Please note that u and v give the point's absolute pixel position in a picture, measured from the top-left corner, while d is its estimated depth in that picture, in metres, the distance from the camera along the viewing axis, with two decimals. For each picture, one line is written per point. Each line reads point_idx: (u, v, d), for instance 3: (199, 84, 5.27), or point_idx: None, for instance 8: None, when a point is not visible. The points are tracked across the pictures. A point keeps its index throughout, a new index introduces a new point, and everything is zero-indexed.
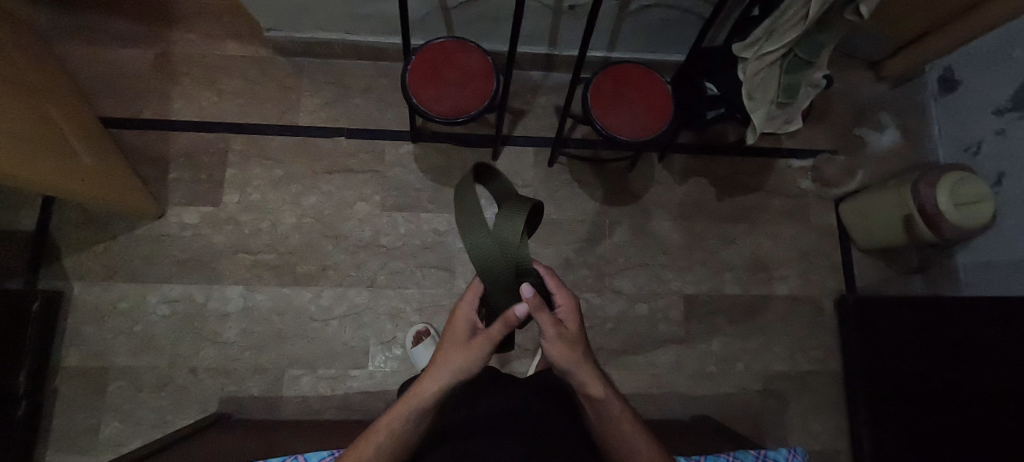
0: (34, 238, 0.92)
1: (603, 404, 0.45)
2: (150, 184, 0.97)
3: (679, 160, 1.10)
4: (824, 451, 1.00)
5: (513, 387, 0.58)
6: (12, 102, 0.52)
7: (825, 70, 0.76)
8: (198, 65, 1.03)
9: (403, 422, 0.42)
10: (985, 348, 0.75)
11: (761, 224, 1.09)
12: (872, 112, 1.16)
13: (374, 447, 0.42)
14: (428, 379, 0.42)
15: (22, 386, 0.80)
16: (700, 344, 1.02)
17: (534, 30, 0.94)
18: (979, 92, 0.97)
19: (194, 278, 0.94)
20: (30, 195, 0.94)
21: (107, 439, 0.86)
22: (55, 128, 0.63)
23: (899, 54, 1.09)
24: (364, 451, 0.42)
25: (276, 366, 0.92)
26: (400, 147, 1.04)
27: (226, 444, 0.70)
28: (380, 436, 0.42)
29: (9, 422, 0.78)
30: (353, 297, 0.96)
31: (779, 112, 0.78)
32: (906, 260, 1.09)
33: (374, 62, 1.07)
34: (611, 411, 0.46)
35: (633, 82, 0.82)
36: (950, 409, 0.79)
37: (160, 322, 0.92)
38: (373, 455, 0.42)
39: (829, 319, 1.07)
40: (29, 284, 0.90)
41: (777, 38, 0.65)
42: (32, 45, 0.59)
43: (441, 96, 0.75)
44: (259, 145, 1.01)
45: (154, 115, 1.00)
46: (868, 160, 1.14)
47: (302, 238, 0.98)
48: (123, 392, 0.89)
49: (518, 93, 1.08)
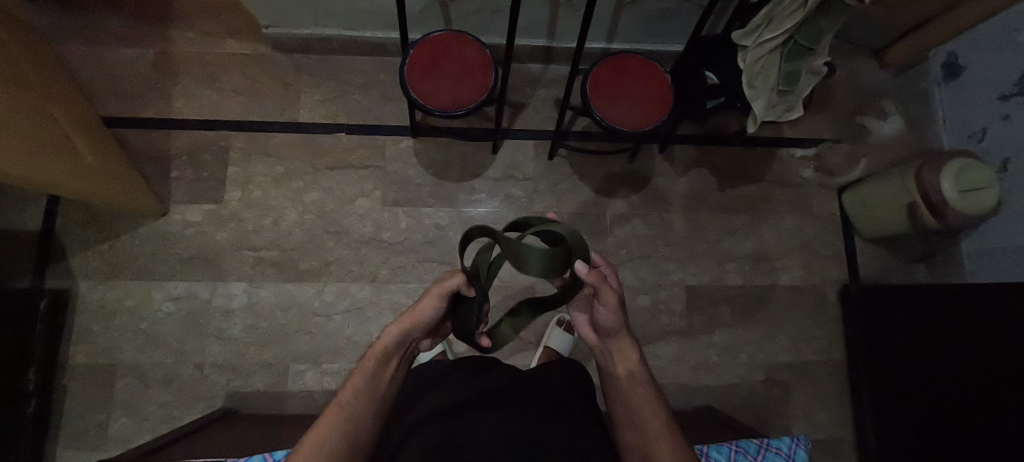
0: (40, 238, 0.93)
1: (631, 378, 0.48)
2: (153, 183, 0.98)
3: (680, 151, 1.09)
4: (827, 439, 1.00)
5: (511, 373, 0.55)
6: (30, 111, 0.56)
7: (826, 58, 0.75)
8: (198, 63, 1.03)
9: (376, 366, 0.43)
10: (987, 338, 0.74)
11: (763, 214, 1.09)
12: (874, 100, 1.14)
13: (351, 391, 0.41)
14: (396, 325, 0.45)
15: (30, 384, 0.81)
16: (703, 334, 1.02)
17: (532, 22, 0.93)
18: (983, 78, 0.96)
19: (198, 275, 0.95)
20: (34, 196, 0.94)
21: (115, 435, 0.88)
22: (58, 127, 0.64)
23: (902, 40, 1.07)
24: (345, 403, 0.40)
25: (281, 361, 0.93)
26: (400, 142, 1.04)
27: (233, 437, 0.71)
28: (354, 381, 0.41)
29: (18, 419, 0.79)
30: (356, 292, 0.97)
31: (780, 100, 0.77)
32: (910, 249, 1.08)
33: (372, 57, 1.06)
34: (635, 380, 0.48)
35: (632, 71, 0.82)
36: (953, 398, 0.79)
37: (166, 319, 0.93)
38: (355, 402, 0.40)
39: (832, 308, 1.07)
40: (36, 283, 0.91)
41: (778, 24, 0.64)
42: (33, 44, 0.59)
43: (440, 89, 0.75)
44: (260, 143, 1.01)
45: (155, 114, 1.00)
46: (871, 148, 1.13)
47: (303, 235, 0.98)
48: (131, 388, 0.90)
49: (517, 86, 1.08)
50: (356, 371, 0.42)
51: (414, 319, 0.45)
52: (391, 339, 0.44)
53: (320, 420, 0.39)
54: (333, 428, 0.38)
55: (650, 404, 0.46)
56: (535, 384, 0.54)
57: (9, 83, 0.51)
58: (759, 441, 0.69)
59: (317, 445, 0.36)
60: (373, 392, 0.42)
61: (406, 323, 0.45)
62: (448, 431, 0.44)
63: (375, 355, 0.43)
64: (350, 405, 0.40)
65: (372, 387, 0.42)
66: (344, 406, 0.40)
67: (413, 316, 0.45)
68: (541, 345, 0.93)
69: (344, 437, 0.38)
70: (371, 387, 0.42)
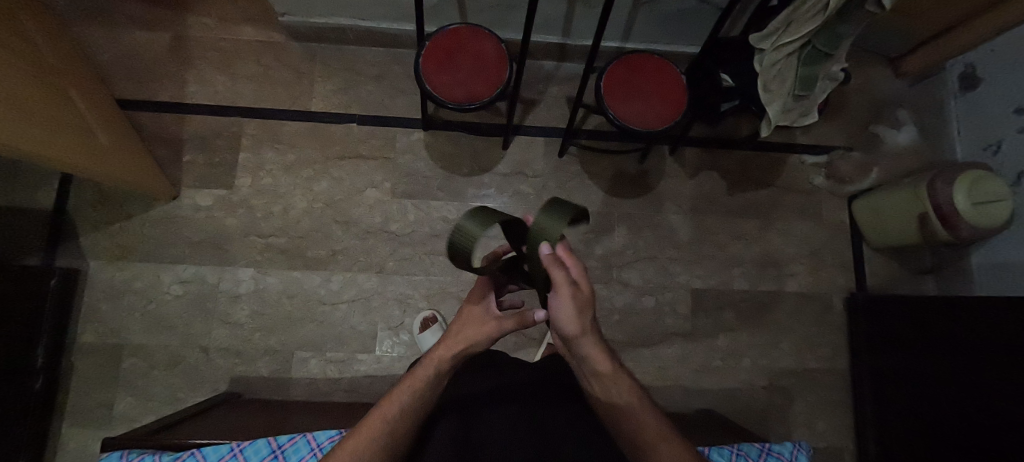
0: (51, 217, 0.94)
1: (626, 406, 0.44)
2: (165, 166, 0.98)
3: (691, 154, 1.09)
4: (827, 447, 1.00)
5: (520, 367, 0.56)
6: (46, 90, 0.56)
7: (844, 64, 0.74)
8: (213, 49, 1.04)
9: (427, 377, 0.44)
10: (990, 352, 0.74)
11: (772, 220, 1.08)
12: (889, 109, 1.14)
13: (402, 400, 0.43)
14: (446, 341, 0.47)
15: (39, 361, 0.82)
16: (706, 338, 1.02)
17: (548, 18, 0.93)
18: (999, 90, 0.95)
19: (207, 259, 0.96)
20: (47, 175, 0.95)
21: (121, 414, 0.89)
22: (73, 108, 0.64)
23: (919, 50, 1.07)
24: (390, 409, 0.42)
25: (286, 348, 0.93)
26: (411, 134, 1.04)
27: (235, 420, 0.72)
28: (405, 390, 0.43)
29: (27, 394, 0.80)
30: (362, 282, 0.97)
31: (795, 105, 0.77)
32: (919, 259, 1.07)
33: (386, 48, 1.06)
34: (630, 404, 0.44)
35: (647, 71, 0.81)
36: (952, 413, 0.79)
37: (173, 301, 0.94)
38: (403, 409, 0.42)
39: (838, 316, 1.07)
40: (48, 262, 0.92)
41: (796, 28, 0.64)
42: (52, 26, 0.60)
43: (455, 83, 0.75)
44: (272, 130, 1.01)
45: (170, 98, 1.01)
46: (883, 157, 1.12)
47: (312, 223, 0.99)
48: (137, 369, 0.91)
49: (530, 82, 1.08)
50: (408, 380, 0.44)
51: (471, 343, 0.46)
52: (444, 361, 0.45)
53: (365, 420, 0.41)
54: (377, 431, 0.40)
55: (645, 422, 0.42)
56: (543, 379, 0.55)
57: (25, 62, 0.51)
58: (761, 445, 0.68)
59: (364, 444, 0.39)
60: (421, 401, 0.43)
61: (453, 342, 0.46)
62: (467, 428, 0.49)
63: (426, 368, 0.45)
64: (399, 414, 0.42)
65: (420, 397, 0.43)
66: (393, 412, 0.42)
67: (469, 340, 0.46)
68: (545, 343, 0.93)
69: (387, 443, 0.40)
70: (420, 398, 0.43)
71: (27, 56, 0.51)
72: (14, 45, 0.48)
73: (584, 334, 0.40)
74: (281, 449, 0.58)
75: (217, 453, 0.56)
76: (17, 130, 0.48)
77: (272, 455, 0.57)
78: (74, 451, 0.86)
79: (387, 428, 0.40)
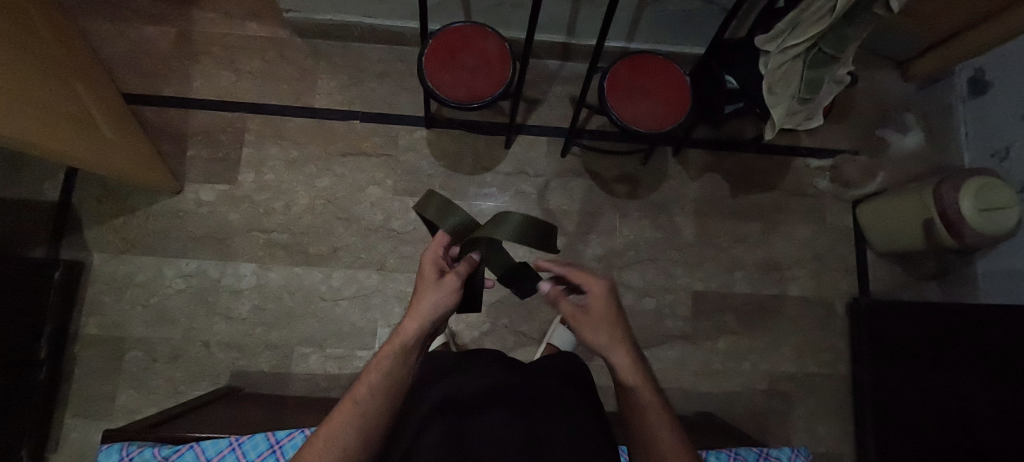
0: (56, 209, 0.94)
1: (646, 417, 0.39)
2: (169, 161, 0.99)
3: (694, 156, 1.09)
4: (826, 452, 0.99)
5: (513, 367, 0.57)
6: (50, 83, 0.56)
7: (850, 67, 0.74)
8: (218, 44, 1.04)
9: (396, 356, 0.38)
10: (991, 359, 0.73)
11: (775, 223, 1.08)
12: (895, 113, 1.13)
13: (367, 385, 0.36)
14: (413, 316, 0.40)
15: (42, 352, 0.83)
16: (707, 341, 1.02)
17: (552, 17, 0.93)
18: (1008, 96, 0.95)
19: (209, 254, 0.96)
20: (53, 167, 0.96)
21: (122, 406, 0.89)
22: (79, 103, 0.64)
23: (927, 54, 1.06)
24: (361, 399, 0.35)
25: (287, 343, 0.94)
26: (413, 132, 1.04)
27: (234, 414, 0.73)
28: (371, 374, 0.37)
29: (30, 385, 0.81)
30: (363, 279, 0.98)
31: (801, 107, 0.76)
32: (923, 265, 1.06)
33: (389, 45, 1.06)
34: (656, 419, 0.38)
35: (650, 71, 0.81)
36: (954, 423, 0.78)
37: (175, 295, 0.94)
38: (369, 399, 0.35)
39: (840, 321, 1.06)
40: (53, 254, 0.92)
41: (803, 30, 0.63)
42: (60, 22, 0.60)
43: (456, 81, 0.74)
44: (275, 126, 1.02)
45: (174, 92, 1.01)
46: (889, 162, 1.11)
47: (314, 219, 0.99)
48: (138, 361, 0.91)
49: (533, 81, 1.07)
50: (378, 363, 0.38)
51: (439, 309, 0.41)
52: (413, 334, 0.39)
53: (336, 411, 0.35)
54: (348, 421, 0.34)
55: (657, 422, 0.37)
56: (535, 378, 0.55)
57: (30, 53, 0.51)
58: (758, 450, 0.67)
59: (330, 439, 0.33)
60: (393, 385, 0.37)
61: (419, 318, 0.40)
62: (456, 428, 0.46)
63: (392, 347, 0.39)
64: (367, 402, 0.35)
65: (393, 381, 0.37)
66: (361, 398, 0.35)
67: (435, 306, 0.41)
68: (544, 342, 0.93)
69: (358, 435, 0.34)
70: (391, 382, 0.37)
71: (30, 46, 0.51)
72: (19, 37, 0.48)
73: (608, 341, 0.40)
74: (279, 444, 0.59)
75: (215, 448, 0.57)
76: (21, 122, 0.48)
77: (270, 450, 0.59)
78: (76, 441, 0.87)
79: (356, 421, 0.34)
